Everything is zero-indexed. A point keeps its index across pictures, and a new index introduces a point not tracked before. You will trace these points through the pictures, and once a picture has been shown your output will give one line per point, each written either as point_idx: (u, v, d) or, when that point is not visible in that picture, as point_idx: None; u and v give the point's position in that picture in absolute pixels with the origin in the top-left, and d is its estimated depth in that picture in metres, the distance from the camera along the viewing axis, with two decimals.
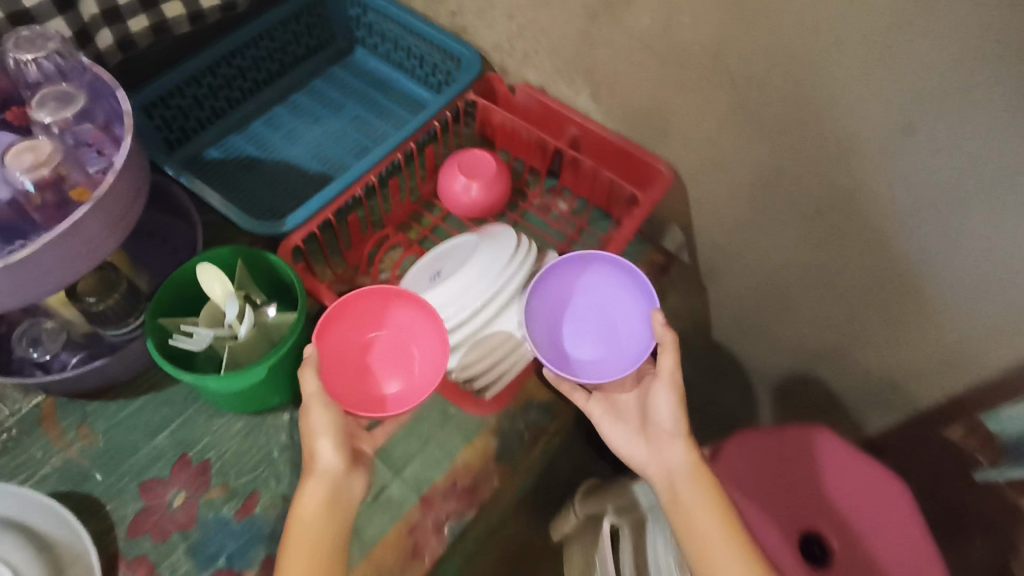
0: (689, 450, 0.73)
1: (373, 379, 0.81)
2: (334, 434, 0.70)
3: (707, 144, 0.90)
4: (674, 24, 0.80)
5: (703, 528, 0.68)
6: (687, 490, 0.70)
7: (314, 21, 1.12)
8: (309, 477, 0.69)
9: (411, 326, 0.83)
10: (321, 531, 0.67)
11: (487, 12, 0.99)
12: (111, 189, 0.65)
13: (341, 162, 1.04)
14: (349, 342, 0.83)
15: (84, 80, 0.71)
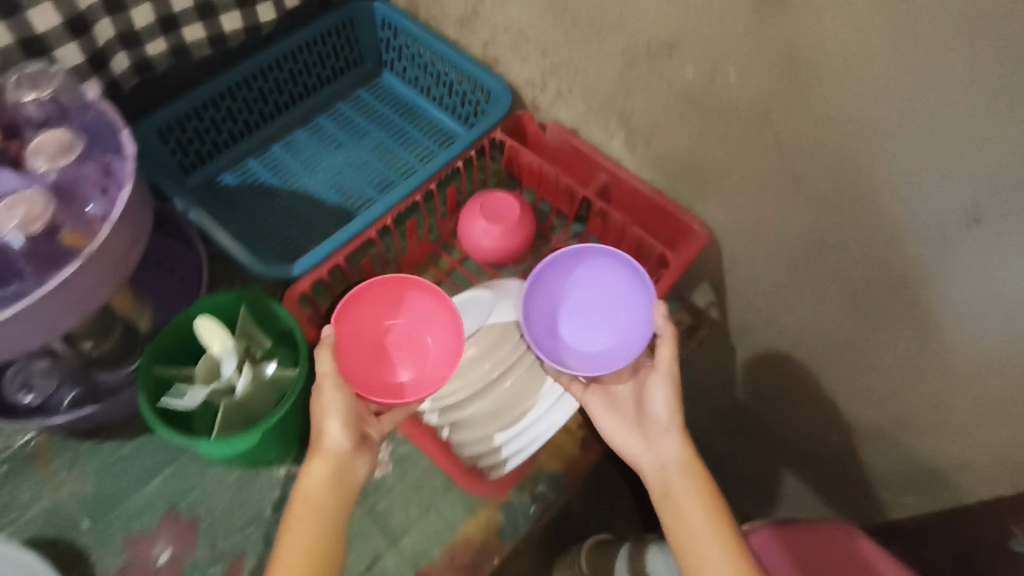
0: (684, 445, 0.69)
1: (386, 366, 0.81)
2: (342, 413, 0.68)
3: (748, 206, 0.82)
4: (719, 79, 0.73)
5: (693, 526, 0.63)
6: (679, 484, 0.66)
7: (342, 42, 1.07)
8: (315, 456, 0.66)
9: (428, 318, 0.83)
10: (322, 513, 0.64)
11: (521, 46, 0.93)
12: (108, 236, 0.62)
13: (361, 195, 1.00)
14: (363, 327, 0.82)
15: (87, 117, 0.68)
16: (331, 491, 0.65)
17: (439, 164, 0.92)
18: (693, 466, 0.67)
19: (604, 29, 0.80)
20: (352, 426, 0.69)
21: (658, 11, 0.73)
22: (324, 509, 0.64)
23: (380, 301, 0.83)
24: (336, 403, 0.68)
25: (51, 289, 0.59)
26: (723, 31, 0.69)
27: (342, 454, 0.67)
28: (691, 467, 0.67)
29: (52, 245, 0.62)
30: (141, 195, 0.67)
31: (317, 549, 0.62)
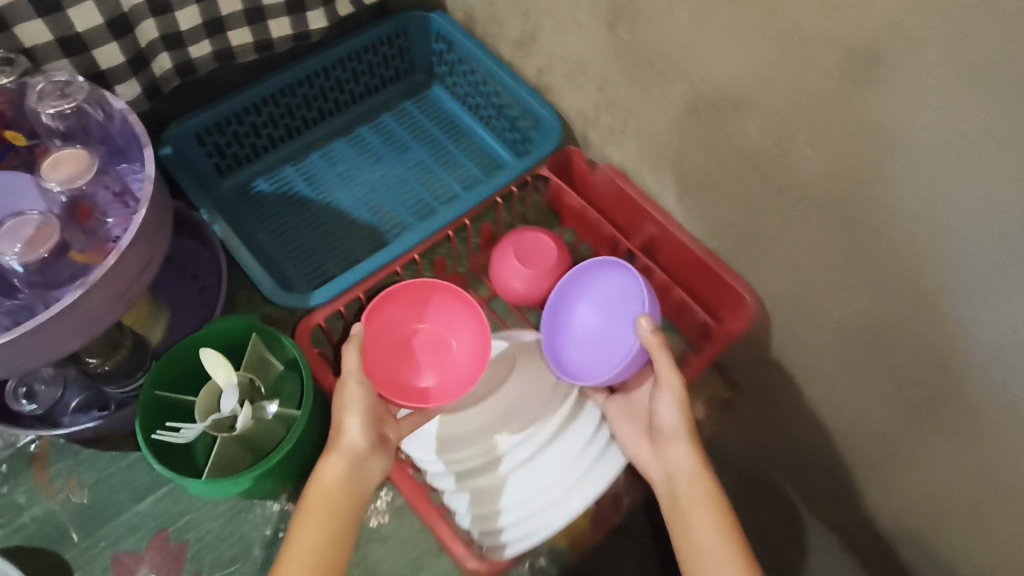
0: (693, 454, 0.65)
1: (409, 369, 0.79)
2: (361, 409, 0.66)
3: (804, 285, 0.74)
4: (789, 148, 0.65)
5: (700, 540, 0.61)
6: (686, 495, 0.64)
7: (394, 51, 1.02)
8: (331, 452, 0.65)
9: (455, 326, 0.82)
10: (335, 512, 0.63)
11: (578, 79, 0.86)
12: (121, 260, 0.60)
13: (395, 217, 0.95)
14: (390, 329, 0.81)
15: (116, 129, 0.65)
16: (343, 490, 0.64)
17: (478, 198, 0.87)
18: (704, 477, 0.64)
19: (668, 76, 0.73)
20: (371, 426, 0.67)
21: (729, 68, 0.65)
22: (336, 508, 0.63)
23: (409, 304, 0.82)
24: (357, 400, 0.67)
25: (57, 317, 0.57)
26: (799, 99, 0.61)
27: (358, 454, 0.65)
28: (701, 479, 0.64)
29: (56, 269, 0.60)
30: (159, 217, 0.64)
31: (325, 548, 0.62)
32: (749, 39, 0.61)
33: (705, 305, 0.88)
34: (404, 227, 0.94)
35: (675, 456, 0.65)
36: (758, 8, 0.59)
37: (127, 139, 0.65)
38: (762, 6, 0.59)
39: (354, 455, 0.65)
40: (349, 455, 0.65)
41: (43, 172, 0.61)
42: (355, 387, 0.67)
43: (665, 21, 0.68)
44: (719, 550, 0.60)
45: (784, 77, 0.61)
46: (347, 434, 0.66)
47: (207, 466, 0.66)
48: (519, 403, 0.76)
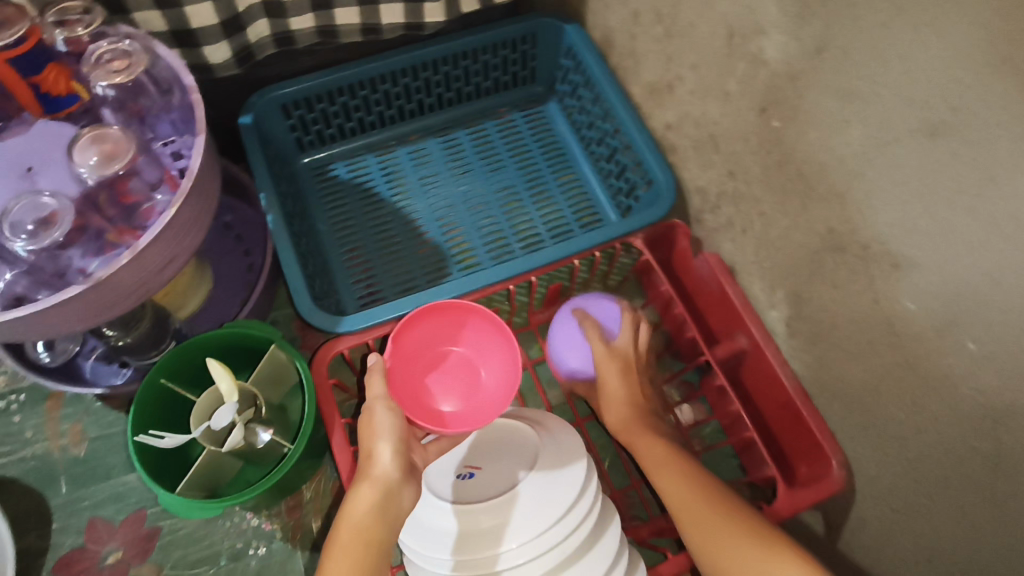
0: (648, 434, 0.66)
1: (432, 389, 0.74)
2: (392, 433, 0.60)
3: (912, 488, 0.59)
4: (952, 335, 0.51)
5: (690, 511, 0.59)
6: (659, 478, 0.63)
7: (515, 57, 0.92)
8: (361, 481, 0.58)
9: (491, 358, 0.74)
10: (363, 556, 0.55)
11: (706, 150, 0.73)
12: (150, 246, 0.55)
13: (464, 240, 0.87)
14: (421, 347, 0.74)
15: (172, 105, 0.61)
16: (375, 523, 0.56)
17: (553, 257, 0.76)
18: (636, 422, 0.68)
19: (817, 192, 0.59)
20: (404, 453, 0.60)
21: (901, 217, 0.52)
22: (369, 549, 0.55)
23: (444, 324, 0.74)
24: (387, 427, 0.61)
25: (69, 301, 0.52)
26: (991, 288, 0.47)
27: (391, 484, 0.58)
28: (633, 423, 0.68)
29: (71, 251, 0.55)
30: (196, 212, 0.59)
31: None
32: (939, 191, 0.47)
33: (783, 452, 0.73)
34: (470, 256, 0.86)
35: (607, 417, 0.70)
36: (969, 164, 0.46)
37: (179, 113, 0.61)
38: (973, 161, 0.46)
39: (388, 484, 0.58)
40: (381, 485, 0.58)
41: (78, 146, 0.55)
42: (386, 413, 0.61)
43: (835, 133, 0.55)
44: (684, 487, 0.61)
45: (977, 256, 0.47)
46: (379, 461, 0.59)
47: (187, 478, 0.62)
48: (532, 512, 0.60)
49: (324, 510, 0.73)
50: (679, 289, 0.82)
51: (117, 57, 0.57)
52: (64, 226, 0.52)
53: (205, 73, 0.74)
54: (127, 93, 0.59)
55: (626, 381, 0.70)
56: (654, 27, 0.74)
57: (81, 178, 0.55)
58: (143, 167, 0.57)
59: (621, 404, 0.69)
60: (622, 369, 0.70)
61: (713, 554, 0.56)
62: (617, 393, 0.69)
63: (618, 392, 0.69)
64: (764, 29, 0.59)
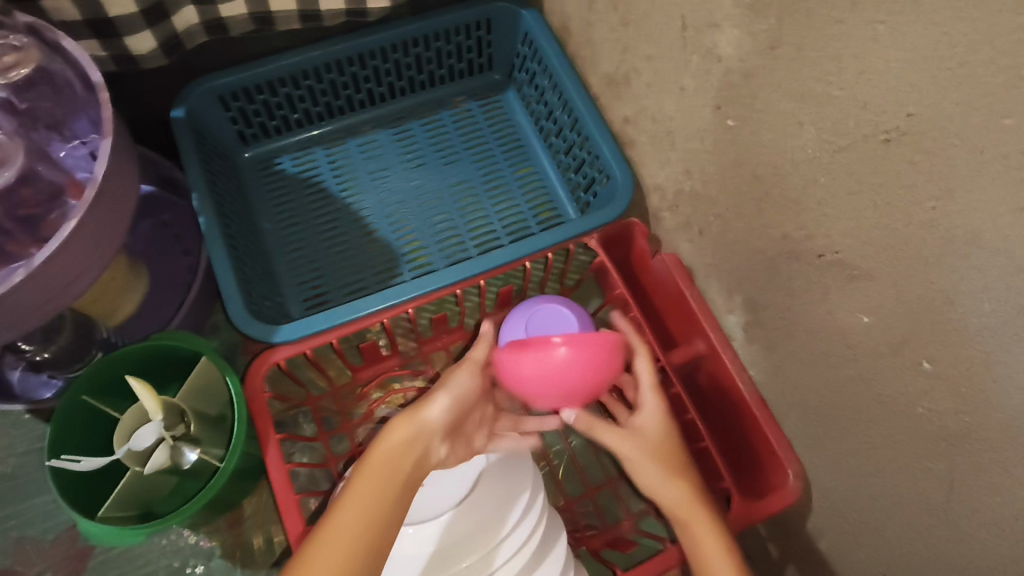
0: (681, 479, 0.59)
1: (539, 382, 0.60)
2: (451, 390, 0.59)
3: (867, 503, 0.57)
4: (906, 349, 0.48)
5: (704, 548, 0.56)
6: (684, 513, 0.58)
7: (470, 43, 0.87)
8: (404, 419, 0.56)
9: (564, 326, 0.60)
10: (379, 491, 0.52)
11: (663, 147, 0.70)
12: (61, 253, 0.52)
13: (416, 238, 0.83)
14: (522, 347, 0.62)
15: (78, 102, 0.59)
16: (400, 462, 0.54)
17: (505, 259, 0.72)
18: (700, 505, 0.58)
19: (772, 196, 0.56)
20: (457, 412, 0.59)
21: (856, 228, 0.49)
22: (386, 483, 0.52)
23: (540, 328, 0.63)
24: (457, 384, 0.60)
25: None
26: (945, 306, 0.44)
27: (429, 432, 0.56)
28: (698, 513, 0.57)
29: None
30: (105, 223, 0.55)
31: (362, 531, 0.50)
32: (895, 202, 0.45)
33: (740, 461, 0.70)
34: (423, 256, 0.82)
35: (660, 493, 0.59)
36: (924, 176, 0.43)
37: (88, 112, 0.59)
38: (928, 170, 0.43)
39: (426, 430, 0.56)
40: (419, 430, 0.55)
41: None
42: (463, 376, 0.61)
43: (790, 136, 0.52)
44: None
45: (931, 273, 0.44)
46: (429, 408, 0.57)
47: (109, 500, 0.58)
48: (498, 503, 0.59)
49: (266, 524, 0.70)
50: (636, 290, 0.79)
51: (9, 55, 0.55)
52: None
53: (130, 64, 0.70)
54: (24, 92, 0.56)
55: (676, 453, 0.60)
56: (611, 15, 0.71)
57: None
58: (46, 170, 0.56)
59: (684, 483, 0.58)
60: (672, 440, 0.61)
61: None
62: (676, 468, 0.59)
63: (679, 467, 0.59)
64: (717, 23, 0.55)
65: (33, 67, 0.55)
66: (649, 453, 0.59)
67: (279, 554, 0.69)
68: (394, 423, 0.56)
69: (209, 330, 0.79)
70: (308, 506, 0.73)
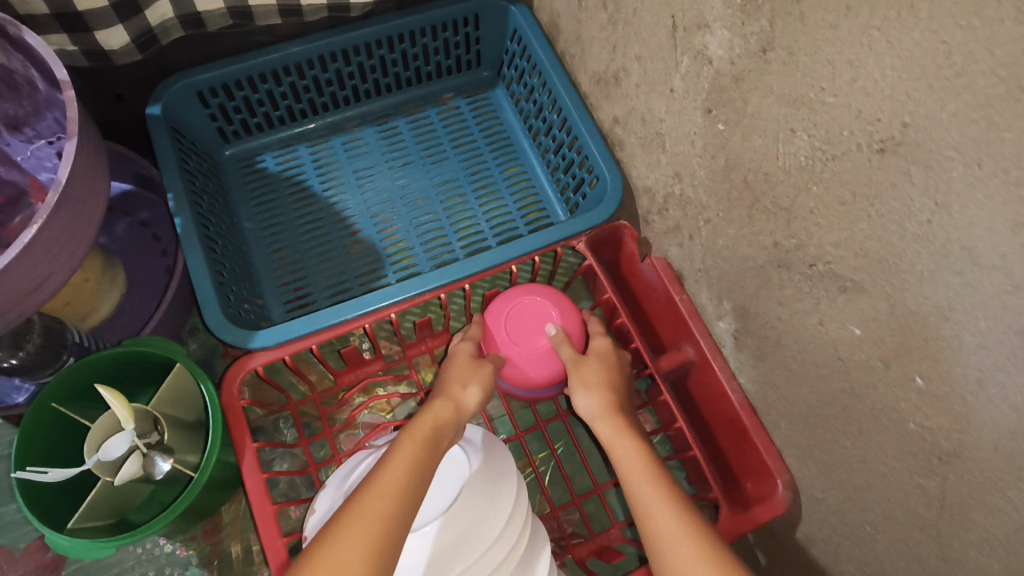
0: (641, 448, 0.58)
1: (540, 323, 0.69)
2: (480, 377, 0.65)
3: (856, 516, 0.55)
4: (899, 366, 0.47)
5: (659, 521, 0.51)
6: (640, 480, 0.55)
7: (458, 39, 0.85)
8: (445, 397, 0.62)
9: (517, 303, 0.70)
10: (431, 444, 0.57)
11: (654, 149, 0.68)
12: (28, 257, 0.50)
13: (402, 238, 0.81)
14: (513, 323, 0.70)
15: (37, 102, 0.57)
16: (438, 435, 0.59)
17: (491, 262, 0.70)
18: (664, 489, 0.54)
19: (763, 203, 0.55)
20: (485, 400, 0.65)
21: (849, 239, 0.48)
22: (436, 437, 0.58)
23: (507, 312, 0.70)
24: (483, 374, 0.66)
25: None
26: (939, 322, 0.43)
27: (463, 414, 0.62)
28: (610, 418, 0.61)
29: None
30: (69, 228, 0.53)
31: (415, 467, 0.54)
32: (888, 212, 0.44)
33: (728, 469, 0.69)
34: (408, 257, 0.80)
35: (581, 404, 0.63)
36: (921, 188, 0.41)
37: (54, 112, 0.58)
38: (923, 181, 0.41)
39: (463, 415, 0.62)
40: (458, 411, 0.62)
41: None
42: (490, 368, 0.67)
43: (782, 142, 0.51)
44: (661, 503, 0.53)
45: (927, 288, 0.43)
46: (467, 395, 0.64)
47: (79, 513, 0.56)
48: (482, 511, 0.58)
49: (245, 532, 0.69)
50: (626, 294, 0.77)
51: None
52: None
53: (102, 59, 0.68)
54: None
55: (613, 380, 0.64)
56: (600, 13, 0.69)
57: None
58: None
59: (603, 395, 0.63)
60: (608, 368, 0.65)
61: (671, 562, 0.49)
62: (601, 385, 0.63)
63: (599, 385, 0.63)
64: (707, 23, 0.54)
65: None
66: (578, 369, 0.64)
67: (258, 562, 0.68)
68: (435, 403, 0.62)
69: (187, 333, 0.78)
70: (289, 514, 0.72)
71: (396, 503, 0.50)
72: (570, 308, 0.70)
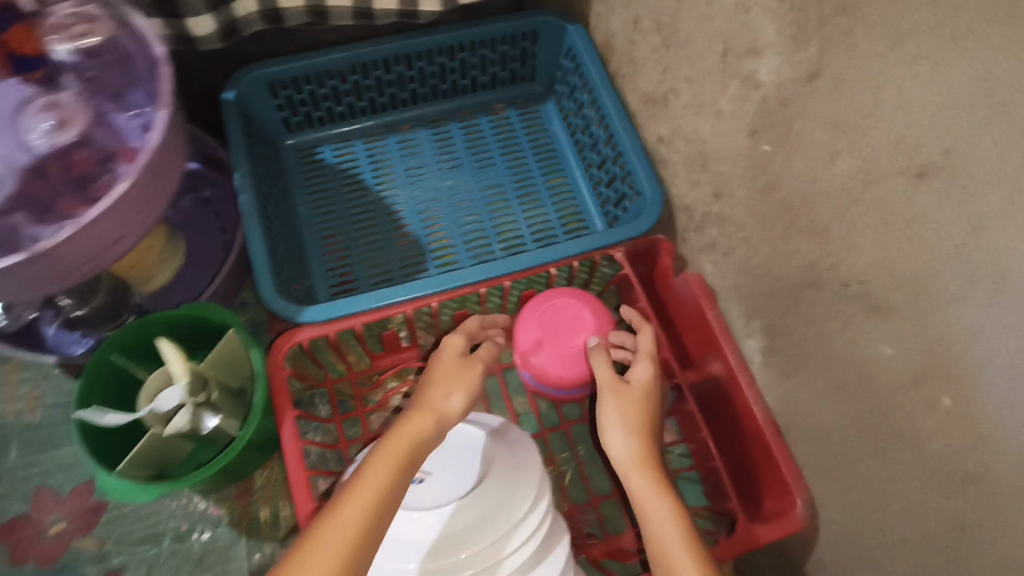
0: (671, 504, 0.57)
1: (576, 326, 0.72)
2: (462, 384, 0.65)
3: (873, 537, 0.56)
4: (924, 389, 0.49)
5: None
6: (669, 539, 0.55)
7: (515, 53, 0.89)
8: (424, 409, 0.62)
9: (554, 304, 0.73)
10: (407, 459, 0.57)
11: (696, 167, 0.71)
12: (112, 210, 0.55)
13: (447, 236, 0.85)
14: (551, 323, 0.72)
15: (136, 73, 0.62)
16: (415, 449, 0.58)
17: (528, 264, 0.73)
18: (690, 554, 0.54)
19: (800, 224, 0.57)
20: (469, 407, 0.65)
21: (883, 261, 0.50)
22: (413, 452, 0.58)
23: (546, 312, 0.73)
24: (464, 380, 0.66)
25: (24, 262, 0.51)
26: (968, 345, 0.44)
27: (443, 420, 0.62)
28: (644, 472, 0.60)
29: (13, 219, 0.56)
30: (151, 190, 0.58)
31: (386, 488, 0.54)
32: (922, 237, 0.46)
33: (747, 485, 0.71)
34: (450, 253, 0.84)
35: (618, 448, 0.61)
36: (957, 214, 0.43)
37: (147, 84, 0.62)
38: (962, 207, 0.43)
39: (445, 421, 0.62)
40: (439, 419, 0.62)
41: (31, 110, 0.59)
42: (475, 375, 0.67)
43: (823, 166, 0.53)
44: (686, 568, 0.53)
45: (957, 310, 0.45)
46: (449, 402, 0.63)
47: (129, 458, 0.60)
48: (499, 500, 0.60)
49: (275, 498, 0.72)
50: (659, 307, 0.80)
51: (88, 25, 0.61)
52: (0, 195, 0.56)
53: (189, 44, 0.73)
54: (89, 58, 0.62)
55: (647, 420, 0.63)
56: (654, 36, 0.73)
57: (32, 143, 0.58)
58: (99, 136, 0.60)
59: (640, 441, 0.61)
60: (645, 408, 0.63)
61: None
62: (638, 428, 0.62)
63: (638, 428, 0.62)
64: (758, 50, 0.57)
65: (104, 36, 0.61)
66: (618, 407, 0.63)
67: (285, 529, 0.71)
68: (414, 412, 0.61)
69: (238, 306, 0.83)
70: (318, 486, 0.75)
71: (363, 530, 0.50)
72: (603, 313, 0.73)
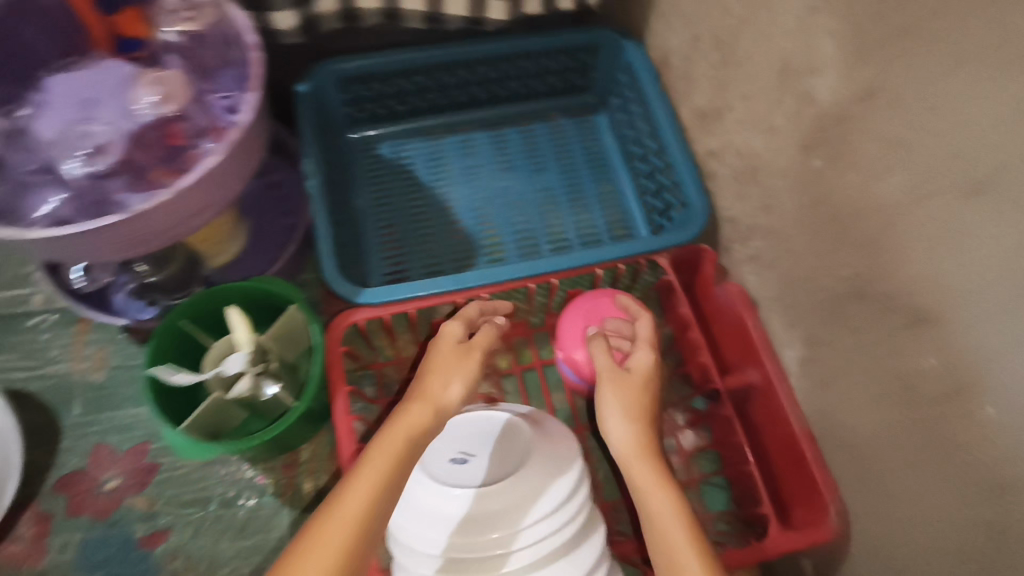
0: (671, 495, 0.58)
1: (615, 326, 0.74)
2: (460, 371, 0.64)
3: (906, 549, 0.57)
4: (965, 401, 0.50)
5: None
6: (670, 530, 0.56)
7: (573, 64, 0.93)
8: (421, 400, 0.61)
9: (598, 303, 0.75)
10: (405, 453, 0.56)
11: (745, 180, 0.74)
12: (203, 180, 0.59)
13: (497, 234, 0.88)
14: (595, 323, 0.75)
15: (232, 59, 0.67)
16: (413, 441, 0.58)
17: (577, 263, 0.76)
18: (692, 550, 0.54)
19: (849, 236, 0.59)
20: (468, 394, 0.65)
21: (932, 274, 0.51)
22: (410, 446, 0.57)
23: (590, 311, 0.75)
24: (462, 367, 0.65)
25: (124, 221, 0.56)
26: (1014, 355, 0.46)
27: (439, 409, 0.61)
28: (644, 461, 0.61)
29: (115, 181, 0.62)
30: (237, 165, 0.62)
31: (381, 486, 0.53)
32: (972, 250, 0.48)
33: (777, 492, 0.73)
34: (499, 250, 0.87)
35: (618, 438, 0.62)
36: (1010, 228, 0.45)
37: (240, 70, 0.67)
38: (1014, 220, 0.45)
39: (444, 411, 0.62)
40: (438, 408, 0.61)
41: (139, 83, 0.64)
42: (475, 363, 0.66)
43: (875, 180, 0.55)
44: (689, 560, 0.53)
45: (1005, 321, 0.46)
46: (447, 391, 0.63)
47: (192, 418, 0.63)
48: (537, 486, 0.62)
49: (319, 472, 0.75)
50: (699, 316, 0.82)
51: (191, 11, 0.66)
52: (107, 159, 0.61)
53: (272, 37, 0.78)
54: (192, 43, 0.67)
55: (643, 407, 0.64)
56: (711, 53, 0.76)
57: (138, 113, 0.63)
58: (193, 113, 0.66)
59: (639, 430, 0.62)
60: (643, 396, 0.64)
61: None
62: (637, 417, 0.63)
63: (638, 417, 0.63)
64: (817, 69, 0.59)
65: (208, 24, 0.66)
66: (617, 395, 0.64)
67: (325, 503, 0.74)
68: (412, 404, 0.60)
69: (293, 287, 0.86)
70: None
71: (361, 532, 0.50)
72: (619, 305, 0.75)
